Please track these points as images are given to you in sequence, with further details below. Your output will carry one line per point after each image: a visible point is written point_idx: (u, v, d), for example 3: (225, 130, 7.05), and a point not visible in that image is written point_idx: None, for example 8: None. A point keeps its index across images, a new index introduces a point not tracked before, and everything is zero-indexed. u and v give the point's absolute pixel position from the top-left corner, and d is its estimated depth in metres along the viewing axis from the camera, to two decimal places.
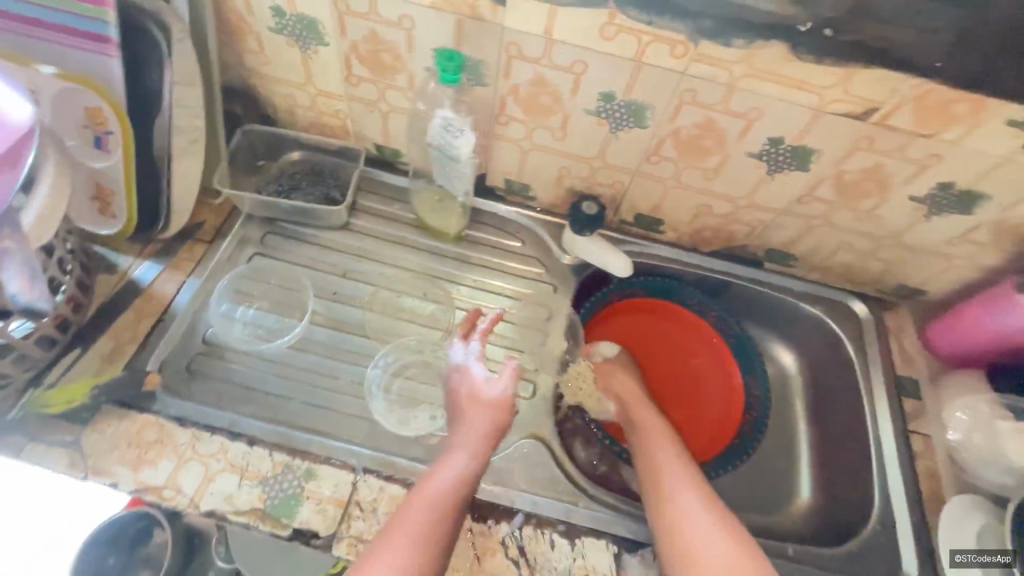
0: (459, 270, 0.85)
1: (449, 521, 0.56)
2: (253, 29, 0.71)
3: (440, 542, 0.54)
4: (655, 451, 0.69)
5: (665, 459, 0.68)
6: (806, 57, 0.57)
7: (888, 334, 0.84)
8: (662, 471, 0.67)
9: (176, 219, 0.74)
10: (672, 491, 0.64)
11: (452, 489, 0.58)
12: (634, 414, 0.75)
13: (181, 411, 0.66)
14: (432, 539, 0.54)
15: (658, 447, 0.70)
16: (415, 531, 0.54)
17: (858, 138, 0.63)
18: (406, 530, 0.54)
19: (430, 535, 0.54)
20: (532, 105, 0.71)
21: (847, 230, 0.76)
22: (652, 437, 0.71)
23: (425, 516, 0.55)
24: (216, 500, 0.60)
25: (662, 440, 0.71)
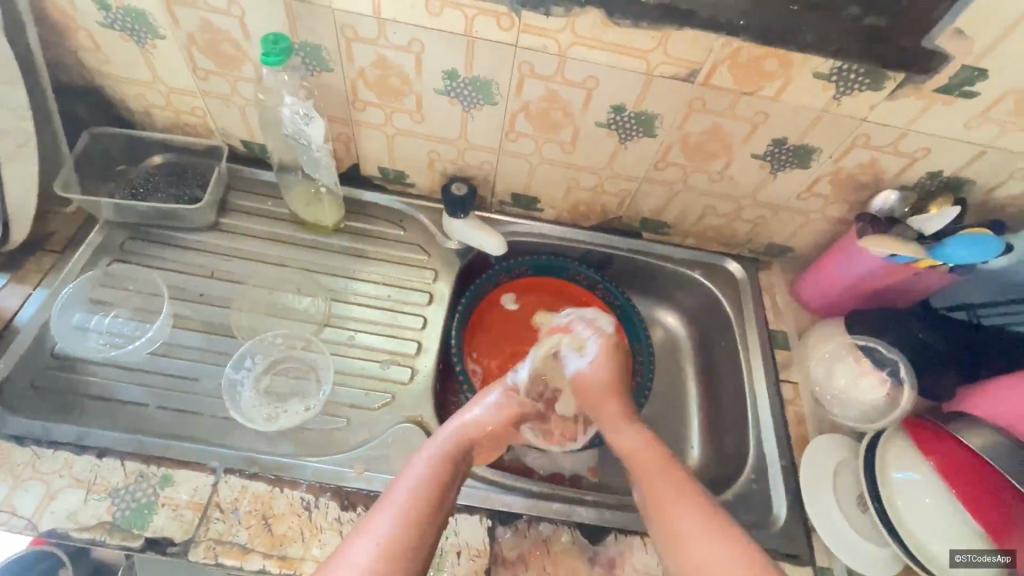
0: (336, 262, 0.83)
1: (433, 495, 0.57)
2: (82, 25, 0.68)
3: (428, 512, 0.56)
4: (647, 478, 0.63)
5: (654, 484, 0.62)
6: (623, 22, 0.59)
7: (762, 292, 0.87)
8: (656, 496, 0.61)
9: (17, 231, 0.70)
10: (674, 522, 0.58)
11: (433, 468, 0.60)
12: (615, 431, 0.69)
13: (21, 429, 0.62)
14: (415, 514, 0.55)
15: (648, 471, 0.63)
16: (403, 510, 0.55)
17: (690, 100, 0.66)
18: (391, 506, 0.56)
19: (416, 509, 0.56)
20: (383, 88, 0.70)
21: (707, 193, 0.79)
22: (638, 461, 0.65)
23: (409, 493, 0.57)
24: (57, 518, 0.57)
25: (646, 458, 0.65)
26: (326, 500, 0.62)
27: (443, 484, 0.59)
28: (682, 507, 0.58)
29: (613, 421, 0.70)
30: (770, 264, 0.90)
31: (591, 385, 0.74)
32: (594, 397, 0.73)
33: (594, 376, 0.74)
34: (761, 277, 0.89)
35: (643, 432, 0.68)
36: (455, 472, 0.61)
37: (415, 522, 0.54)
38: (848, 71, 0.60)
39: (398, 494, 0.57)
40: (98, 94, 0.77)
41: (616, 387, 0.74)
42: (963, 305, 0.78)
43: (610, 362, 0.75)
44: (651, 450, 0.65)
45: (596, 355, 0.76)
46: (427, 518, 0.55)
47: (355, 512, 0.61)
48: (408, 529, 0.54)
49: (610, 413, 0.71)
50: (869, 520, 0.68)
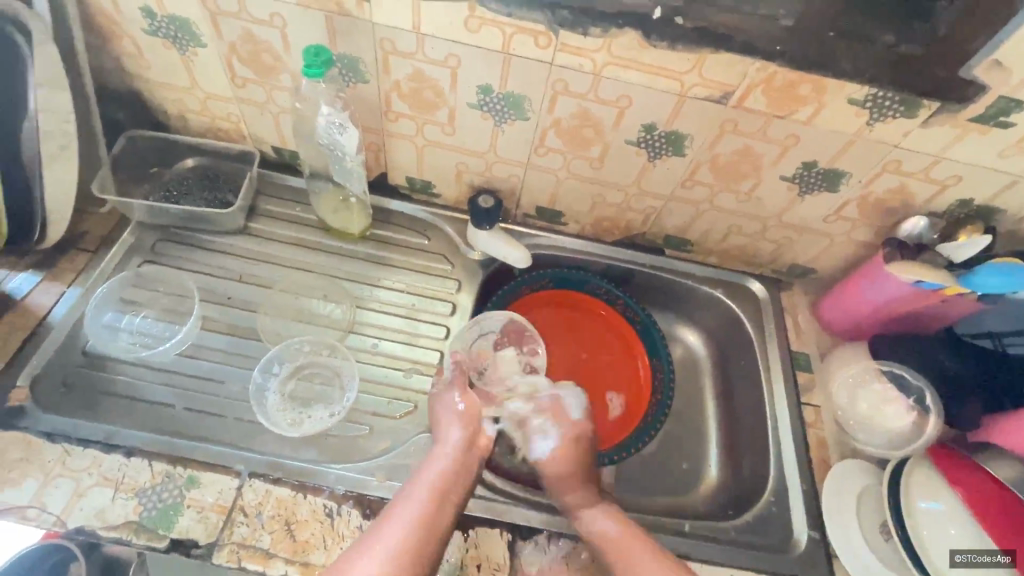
0: (361, 269, 0.84)
1: (436, 504, 0.58)
2: (127, 32, 0.70)
3: (431, 525, 0.56)
4: (628, 570, 0.58)
5: (641, 570, 0.57)
6: (660, 44, 0.59)
7: (784, 312, 0.87)
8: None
9: (53, 228, 0.72)
10: None
11: (439, 480, 0.60)
12: (587, 520, 0.64)
13: (52, 426, 0.63)
14: (421, 518, 0.56)
15: (630, 561, 0.59)
16: (408, 523, 0.55)
17: (721, 121, 0.66)
18: (396, 517, 0.56)
19: (420, 522, 0.56)
20: (417, 101, 0.71)
21: (732, 213, 0.80)
22: (614, 551, 0.60)
23: (413, 506, 0.57)
24: (86, 516, 0.58)
25: (626, 548, 0.60)
26: (348, 508, 0.62)
27: (445, 495, 0.59)
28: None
29: (581, 511, 0.64)
30: (792, 285, 0.90)
31: (553, 475, 0.67)
32: (565, 478, 0.67)
33: (562, 466, 0.67)
34: (783, 298, 0.89)
35: (610, 516, 0.63)
36: (458, 483, 0.61)
37: (417, 535, 0.54)
38: (883, 98, 0.60)
39: (400, 508, 0.57)
40: (136, 97, 0.79)
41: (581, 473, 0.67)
42: (989, 332, 0.76)
43: (574, 454, 0.68)
44: (632, 542, 0.60)
45: (557, 444, 0.69)
46: (431, 531, 0.55)
47: (377, 521, 0.62)
48: (414, 543, 0.54)
49: (579, 499, 0.65)
50: (892, 550, 0.67)
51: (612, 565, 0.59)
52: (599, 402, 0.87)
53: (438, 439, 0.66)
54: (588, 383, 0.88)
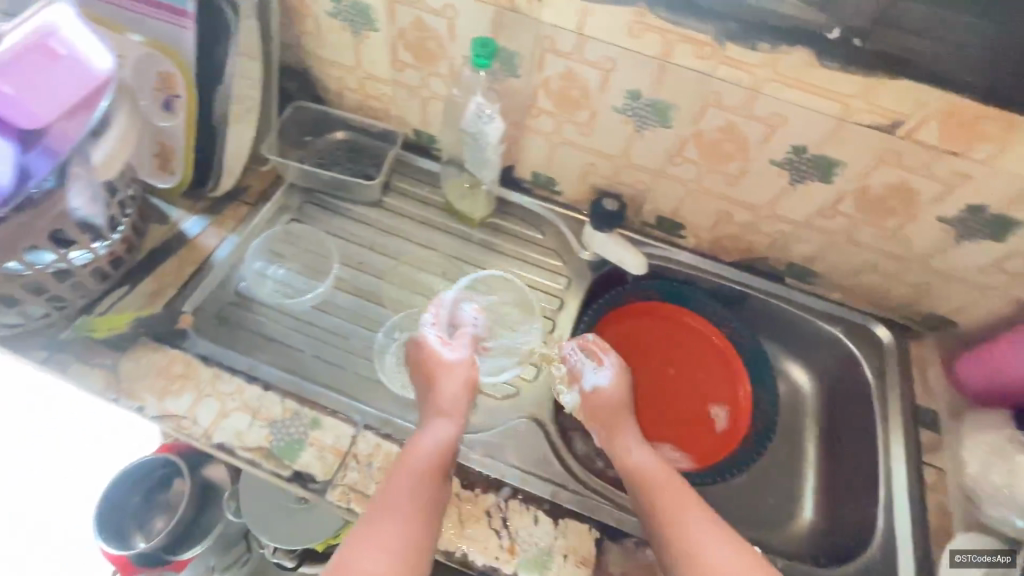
0: (478, 253, 0.88)
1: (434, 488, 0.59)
2: (313, 12, 0.77)
3: (428, 512, 0.58)
4: (650, 490, 0.64)
5: (662, 494, 0.63)
6: (832, 65, 0.58)
7: (910, 363, 0.81)
8: (666, 503, 0.62)
9: (226, 179, 0.81)
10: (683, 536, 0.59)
11: (434, 462, 0.61)
12: (625, 445, 0.70)
13: (207, 351, 0.71)
14: (422, 506, 0.58)
15: (655, 482, 0.65)
16: (410, 512, 0.57)
17: (883, 152, 0.63)
18: (396, 506, 0.57)
19: (418, 513, 0.57)
20: (562, 99, 0.74)
21: (872, 249, 0.75)
22: (653, 478, 0.66)
23: (409, 494, 0.58)
24: (227, 435, 0.65)
25: (658, 475, 0.66)
26: (448, 474, 0.65)
27: (439, 477, 0.61)
28: (690, 512, 0.61)
29: (619, 436, 0.72)
30: (923, 335, 0.83)
31: (604, 398, 0.75)
32: (611, 409, 0.74)
33: (609, 393, 0.75)
34: (911, 348, 0.83)
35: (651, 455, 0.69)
36: (443, 468, 0.62)
37: (419, 526, 0.56)
38: None
39: (400, 494, 0.58)
40: (307, 72, 0.87)
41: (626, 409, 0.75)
42: None
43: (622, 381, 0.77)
44: (676, 480, 0.65)
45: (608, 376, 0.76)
46: (427, 521, 0.57)
47: (474, 492, 0.64)
48: (417, 532, 0.56)
49: (619, 426, 0.73)
50: None
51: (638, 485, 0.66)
52: (700, 419, 0.85)
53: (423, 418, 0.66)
54: (684, 400, 0.87)
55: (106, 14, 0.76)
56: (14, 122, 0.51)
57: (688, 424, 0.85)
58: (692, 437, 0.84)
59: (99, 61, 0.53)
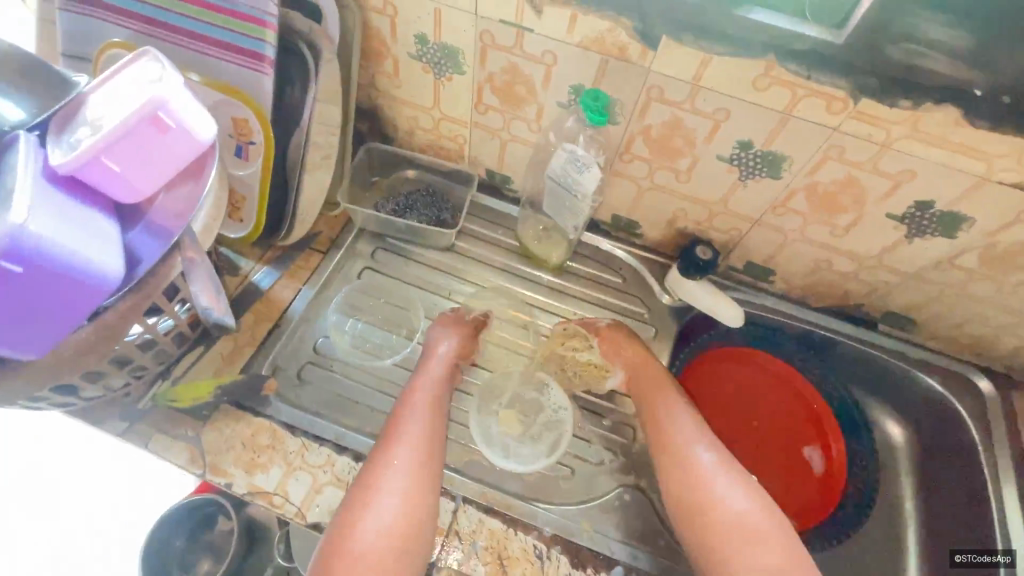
0: (558, 302, 0.84)
1: (431, 423, 0.63)
2: (393, 54, 0.74)
3: (430, 442, 0.61)
4: (657, 412, 0.67)
5: (667, 416, 0.66)
6: (980, 124, 0.54)
7: (1017, 417, 0.77)
8: (670, 425, 0.65)
9: (299, 228, 0.77)
10: (686, 457, 0.61)
11: (430, 402, 0.65)
12: (641, 365, 0.72)
13: (291, 418, 0.67)
14: (423, 438, 0.61)
15: (664, 404, 0.67)
16: (412, 444, 0.60)
17: (1021, 209, 0.59)
18: (405, 436, 0.60)
19: (417, 440, 0.61)
20: (662, 146, 0.70)
21: (985, 302, 0.72)
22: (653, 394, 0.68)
23: (417, 427, 0.62)
24: (321, 513, 0.61)
25: (667, 393, 0.68)
26: (557, 552, 0.61)
27: (435, 416, 0.64)
28: (695, 434, 0.63)
29: (632, 358, 0.72)
30: None
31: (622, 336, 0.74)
32: (614, 337, 0.74)
33: (625, 335, 0.74)
34: (1017, 401, 0.79)
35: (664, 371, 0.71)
36: (436, 408, 0.65)
37: (425, 456, 0.60)
38: None
39: (406, 428, 0.61)
40: (377, 113, 0.84)
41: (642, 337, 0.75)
42: None
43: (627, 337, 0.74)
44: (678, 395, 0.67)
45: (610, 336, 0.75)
46: (432, 452, 0.60)
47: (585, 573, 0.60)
48: (424, 456, 0.60)
49: (631, 352, 0.73)
50: None
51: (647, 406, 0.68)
52: (793, 465, 0.83)
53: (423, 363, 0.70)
54: (774, 447, 0.84)
55: (174, 56, 0.72)
56: (110, 194, 0.46)
57: (780, 479, 0.82)
58: (788, 485, 0.82)
59: (202, 131, 0.48)
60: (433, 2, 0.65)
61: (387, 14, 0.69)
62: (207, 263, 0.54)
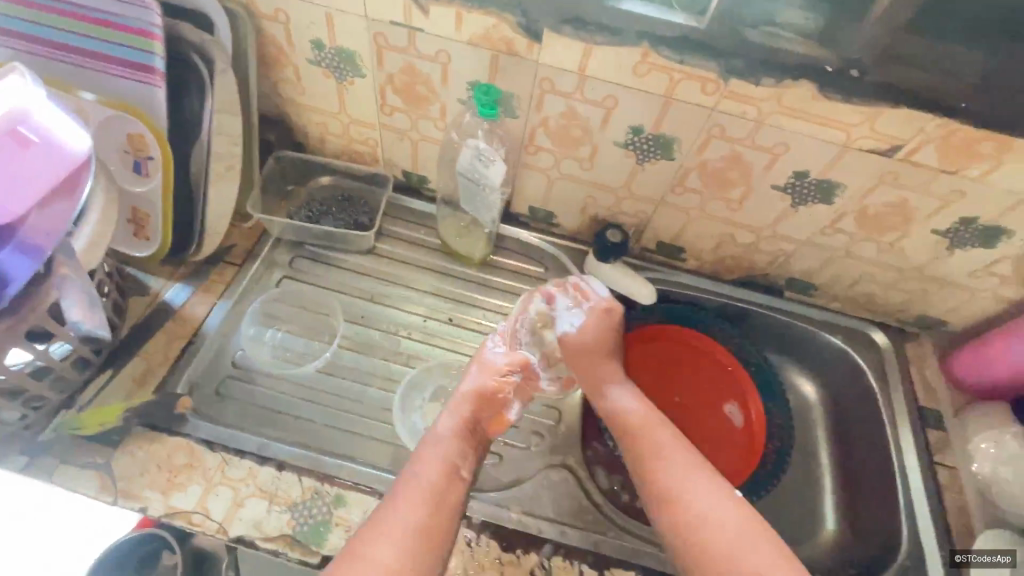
0: (485, 295, 0.86)
1: (444, 479, 0.60)
2: (292, 61, 0.73)
3: (443, 502, 0.58)
4: (642, 445, 0.65)
5: (650, 445, 0.65)
6: (834, 96, 0.59)
7: (909, 365, 0.84)
8: (653, 453, 0.64)
9: (209, 242, 0.76)
10: (680, 485, 0.61)
11: (445, 454, 0.62)
12: (614, 390, 0.72)
13: (210, 433, 0.66)
14: (433, 491, 0.58)
15: (643, 433, 0.66)
16: (418, 499, 0.57)
17: (882, 173, 0.65)
18: (411, 495, 0.57)
19: (424, 496, 0.57)
20: (563, 136, 0.72)
21: (869, 261, 0.78)
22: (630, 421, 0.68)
23: (423, 483, 0.59)
24: (245, 526, 0.60)
25: (641, 418, 0.68)
26: (486, 538, 0.62)
27: (453, 472, 0.61)
28: (686, 465, 0.62)
29: (602, 386, 0.72)
30: (918, 336, 0.87)
31: (579, 344, 0.74)
32: (580, 347, 0.74)
33: (580, 338, 0.74)
34: (908, 350, 0.86)
35: (636, 395, 0.71)
36: (456, 466, 0.62)
37: (433, 510, 0.57)
38: None
39: (412, 482, 0.59)
40: (285, 121, 0.83)
41: (604, 351, 0.74)
42: None
43: (602, 326, 0.74)
44: (648, 412, 0.68)
45: (583, 317, 0.75)
46: (439, 511, 0.57)
47: (514, 554, 0.61)
48: (430, 511, 0.56)
49: (601, 375, 0.73)
50: None
51: (630, 438, 0.67)
52: (719, 432, 0.85)
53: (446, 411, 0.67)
54: (697, 415, 0.86)
55: (59, 74, 0.70)
56: None
57: (707, 449, 0.84)
58: (717, 451, 0.84)
59: (72, 143, 0.49)
60: (323, 7, 0.65)
61: (280, 21, 0.69)
62: (85, 280, 0.54)
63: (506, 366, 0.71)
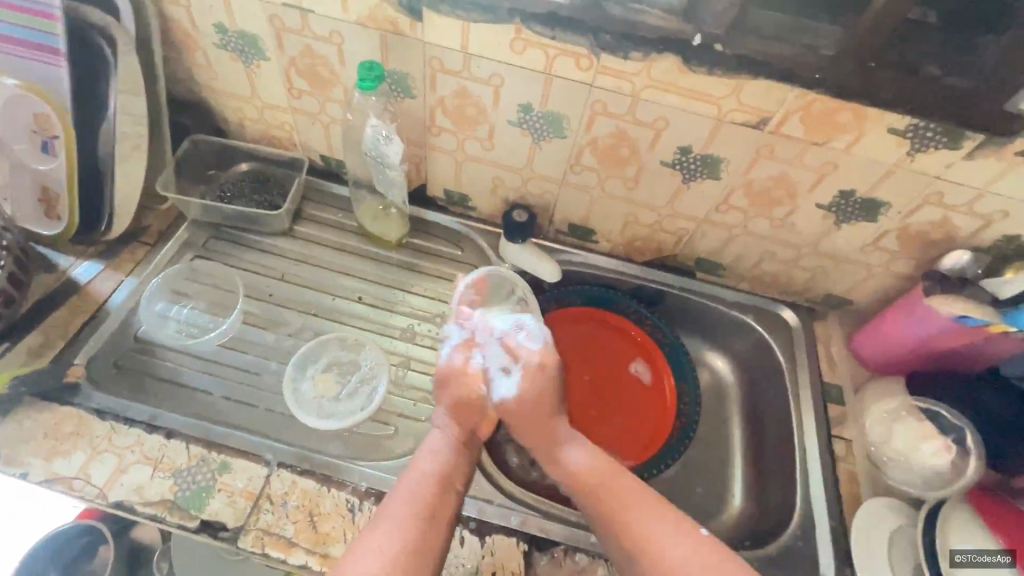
0: (401, 275, 0.87)
1: (439, 490, 0.60)
2: (199, 44, 0.76)
3: (436, 513, 0.58)
4: (600, 499, 0.61)
5: (608, 500, 0.60)
6: (699, 68, 0.61)
7: (815, 342, 0.85)
8: (616, 505, 0.59)
9: (118, 221, 0.77)
10: (652, 542, 0.56)
11: (439, 467, 0.62)
12: (561, 455, 0.65)
13: (101, 403, 0.67)
14: (428, 504, 0.58)
15: (597, 489, 0.61)
16: (412, 513, 0.56)
17: (758, 147, 0.67)
18: (401, 510, 0.57)
19: (417, 509, 0.57)
20: (460, 117, 0.75)
21: (768, 239, 0.79)
22: (589, 480, 0.62)
23: (415, 499, 0.58)
24: (125, 491, 0.61)
25: (595, 478, 0.62)
26: (369, 504, 0.64)
27: (448, 482, 0.61)
28: (652, 520, 0.58)
29: (551, 448, 0.66)
30: (827, 315, 0.88)
31: (517, 409, 0.67)
32: (526, 417, 0.68)
33: (518, 404, 0.67)
34: (816, 328, 0.87)
35: (586, 451, 0.65)
36: (449, 477, 0.62)
37: (425, 523, 0.56)
38: (925, 128, 0.60)
39: (404, 498, 0.58)
40: (202, 106, 0.85)
41: (546, 411, 0.67)
42: None
43: (537, 387, 0.68)
44: (599, 467, 0.63)
45: (519, 378, 0.69)
46: (435, 518, 0.57)
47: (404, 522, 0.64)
48: (425, 523, 0.56)
49: (551, 436, 0.67)
50: None
51: (584, 492, 0.62)
52: (637, 408, 0.86)
53: (436, 427, 0.68)
54: (614, 395, 0.87)
55: None
56: None
57: (621, 427, 0.84)
58: (631, 428, 0.84)
59: None
60: None
61: (181, 4, 0.71)
62: None
63: (462, 361, 0.71)
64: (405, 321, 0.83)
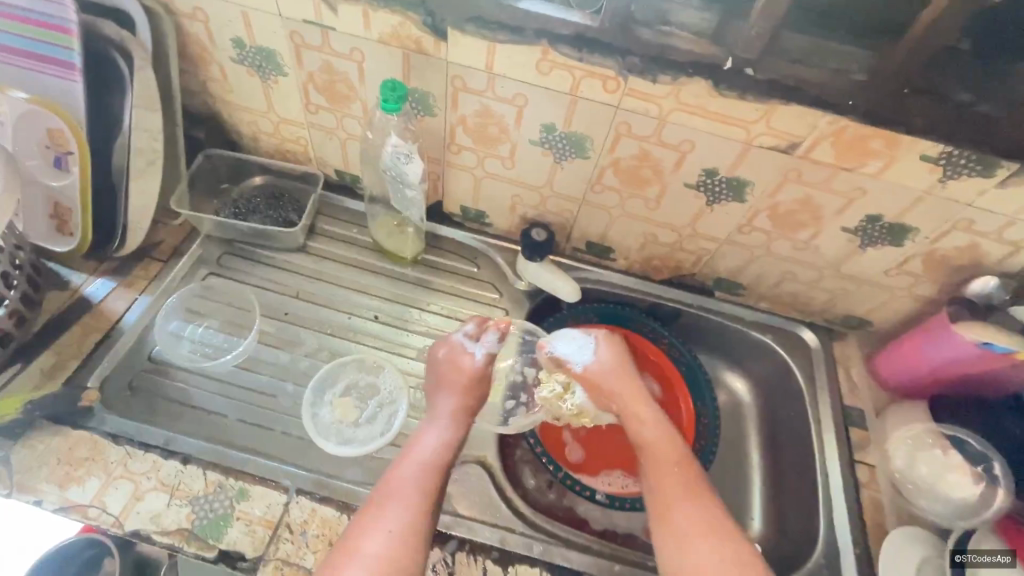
0: (416, 293, 0.85)
1: (432, 479, 0.62)
2: (216, 59, 0.74)
3: (425, 506, 0.59)
4: (656, 470, 0.66)
5: (665, 478, 0.65)
6: (729, 92, 0.60)
7: (835, 363, 0.85)
8: (669, 486, 0.64)
9: (131, 238, 0.76)
10: (682, 527, 0.60)
11: (432, 458, 0.64)
12: (637, 420, 0.71)
13: (116, 427, 0.65)
14: (418, 498, 0.59)
15: (660, 463, 0.66)
16: (405, 504, 0.58)
17: (786, 170, 0.66)
18: (394, 503, 0.58)
19: (409, 501, 0.59)
20: (481, 135, 0.74)
21: (789, 260, 0.79)
22: (655, 450, 0.68)
23: (411, 488, 0.60)
24: (142, 519, 0.60)
25: (663, 450, 0.67)
26: None
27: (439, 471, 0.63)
28: (688, 506, 0.62)
29: (628, 408, 0.72)
30: (846, 336, 0.87)
31: (599, 368, 0.76)
32: (613, 380, 0.75)
33: (607, 366, 0.76)
34: (835, 349, 0.86)
35: (659, 424, 0.70)
36: (442, 465, 0.64)
37: (416, 516, 0.58)
38: (958, 156, 0.59)
39: (396, 491, 0.60)
40: (216, 120, 0.84)
41: (627, 376, 0.75)
42: None
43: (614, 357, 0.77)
44: (667, 439, 0.68)
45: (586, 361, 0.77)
46: (427, 510, 0.59)
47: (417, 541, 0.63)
48: (416, 517, 0.58)
49: (627, 401, 0.73)
50: None
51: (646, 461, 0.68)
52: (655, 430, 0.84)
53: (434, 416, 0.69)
54: None
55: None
56: None
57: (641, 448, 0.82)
58: None
59: None
60: (237, 5, 0.66)
61: (199, 20, 0.70)
62: None
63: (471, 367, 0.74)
64: (421, 341, 0.82)
